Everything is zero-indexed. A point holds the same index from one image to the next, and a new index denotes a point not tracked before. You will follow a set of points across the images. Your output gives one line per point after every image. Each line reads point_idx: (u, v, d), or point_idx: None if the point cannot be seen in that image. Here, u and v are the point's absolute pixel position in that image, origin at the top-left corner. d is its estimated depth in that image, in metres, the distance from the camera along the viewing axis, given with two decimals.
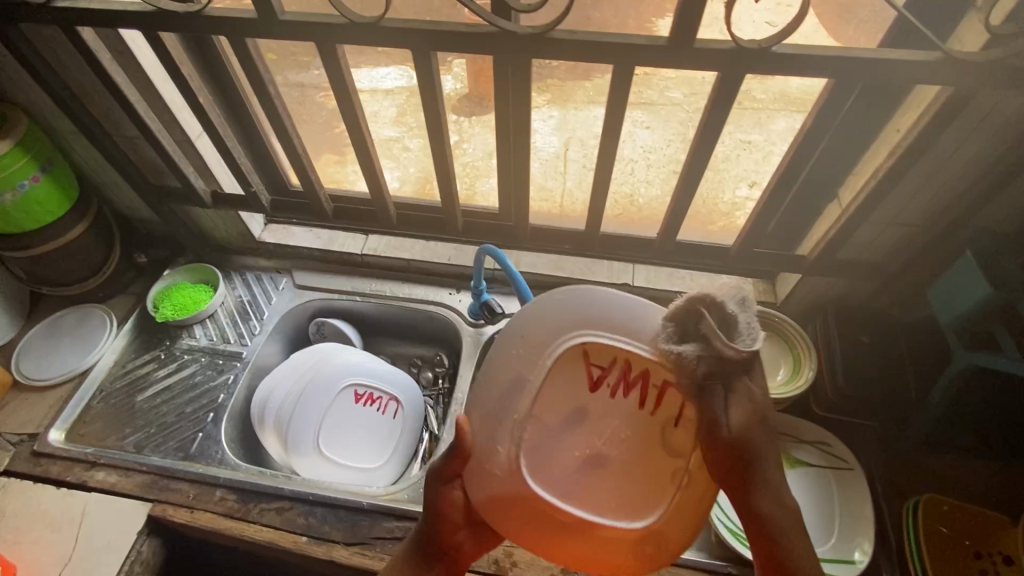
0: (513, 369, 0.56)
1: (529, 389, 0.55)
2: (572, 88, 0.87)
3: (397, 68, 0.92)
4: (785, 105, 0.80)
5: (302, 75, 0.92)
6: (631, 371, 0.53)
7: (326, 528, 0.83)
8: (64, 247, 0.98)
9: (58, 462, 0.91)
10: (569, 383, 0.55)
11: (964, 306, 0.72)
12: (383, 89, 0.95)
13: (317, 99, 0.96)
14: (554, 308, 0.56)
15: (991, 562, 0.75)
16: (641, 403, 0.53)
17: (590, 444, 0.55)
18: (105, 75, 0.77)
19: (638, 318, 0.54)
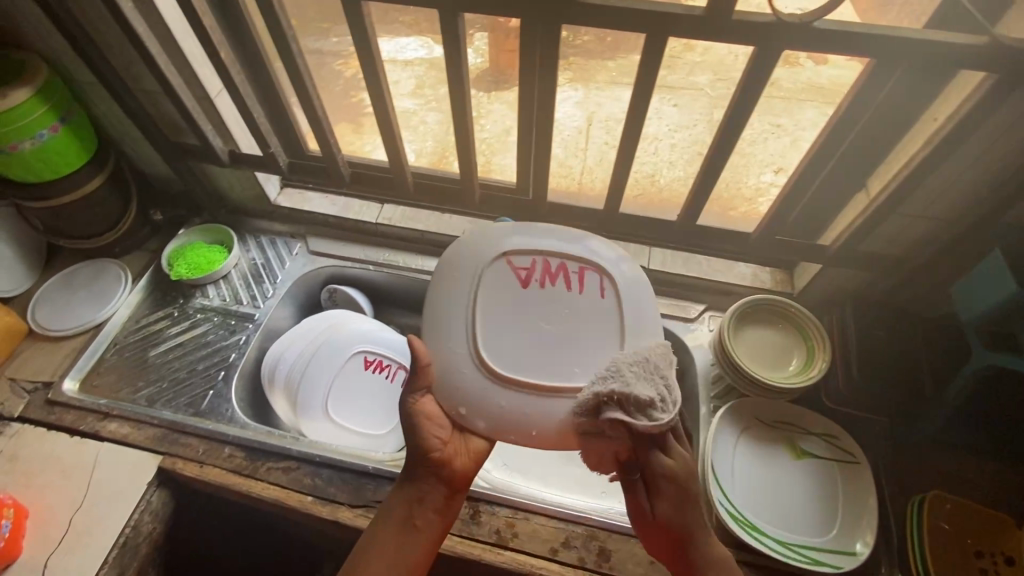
0: (458, 289, 0.67)
1: (476, 299, 0.66)
2: (594, 67, 0.85)
3: (418, 39, 0.88)
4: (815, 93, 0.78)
5: (321, 42, 0.89)
6: (552, 267, 0.68)
7: (332, 489, 0.84)
8: (81, 199, 0.98)
9: (71, 411, 0.92)
10: (508, 282, 0.67)
11: (989, 304, 0.70)
12: (403, 60, 0.91)
13: (334, 67, 0.93)
14: (495, 232, 0.71)
15: (992, 562, 0.74)
16: (568, 287, 0.67)
17: (538, 325, 0.65)
18: (127, 24, 0.76)
19: (578, 240, 0.70)
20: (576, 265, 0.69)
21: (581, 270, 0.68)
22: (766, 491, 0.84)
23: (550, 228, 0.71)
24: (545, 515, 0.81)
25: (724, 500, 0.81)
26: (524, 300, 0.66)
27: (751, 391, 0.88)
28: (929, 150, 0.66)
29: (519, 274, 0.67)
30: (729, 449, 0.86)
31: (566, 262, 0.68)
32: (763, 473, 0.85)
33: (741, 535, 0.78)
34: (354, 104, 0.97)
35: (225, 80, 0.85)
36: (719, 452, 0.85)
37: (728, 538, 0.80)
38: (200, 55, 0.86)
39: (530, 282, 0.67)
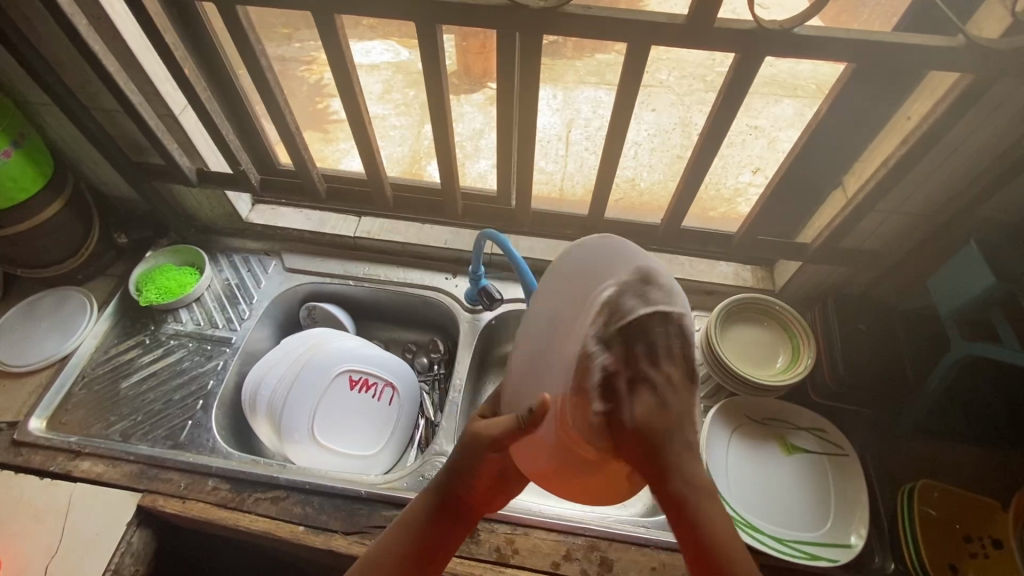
0: (554, 309, 0.47)
1: (560, 328, 0.45)
2: (564, 66, 0.85)
3: (384, 43, 0.89)
4: (772, 89, 0.81)
5: (285, 48, 0.89)
6: (669, 343, 0.46)
7: (324, 517, 0.81)
8: (40, 227, 0.92)
9: (40, 452, 0.87)
10: (581, 314, 0.45)
11: (968, 296, 0.72)
12: (369, 64, 0.91)
13: (299, 73, 0.93)
14: (580, 266, 0.49)
15: (980, 546, 0.76)
16: (662, 364, 0.46)
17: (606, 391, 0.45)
18: (83, 43, 0.72)
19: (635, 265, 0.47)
20: (672, 321, 0.46)
21: (682, 345, 0.47)
22: (760, 490, 0.84)
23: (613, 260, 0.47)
24: (544, 529, 0.80)
25: (720, 501, 0.81)
26: (579, 339, 0.45)
27: (741, 390, 0.88)
28: (905, 148, 0.67)
29: (605, 306, 0.45)
30: (723, 449, 0.86)
31: (673, 327, 0.46)
32: (756, 472, 0.86)
33: (740, 535, 0.78)
34: (321, 110, 0.96)
35: (191, 98, 0.81)
36: (712, 453, 0.85)
37: None
38: (162, 72, 0.82)
39: (617, 323, 0.44)
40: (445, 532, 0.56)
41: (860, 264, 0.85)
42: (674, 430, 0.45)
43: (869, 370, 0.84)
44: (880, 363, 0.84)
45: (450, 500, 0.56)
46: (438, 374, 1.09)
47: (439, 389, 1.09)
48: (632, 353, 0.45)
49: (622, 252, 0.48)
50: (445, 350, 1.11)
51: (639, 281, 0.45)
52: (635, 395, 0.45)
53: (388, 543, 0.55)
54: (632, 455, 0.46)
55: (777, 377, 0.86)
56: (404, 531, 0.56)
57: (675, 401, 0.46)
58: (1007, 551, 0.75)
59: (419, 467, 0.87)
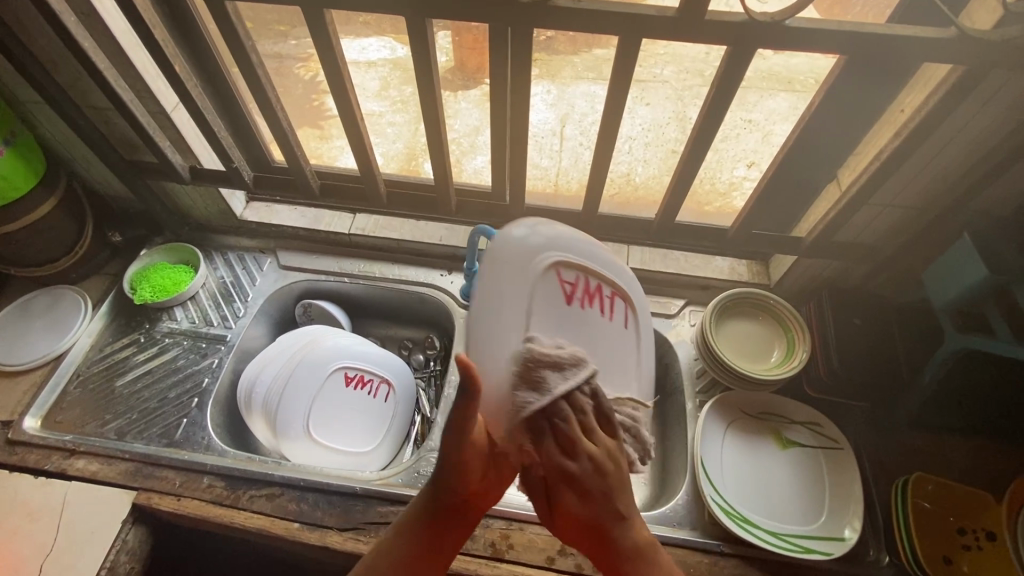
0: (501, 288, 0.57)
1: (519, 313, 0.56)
2: (561, 62, 0.83)
3: (382, 39, 0.83)
4: (774, 85, 0.77)
5: (279, 45, 0.84)
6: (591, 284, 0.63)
7: (319, 514, 0.82)
8: (33, 225, 0.92)
9: (35, 450, 0.87)
10: (549, 295, 0.59)
11: (961, 288, 0.72)
12: (366, 62, 0.86)
13: (293, 71, 0.88)
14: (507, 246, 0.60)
15: (975, 538, 0.76)
16: (603, 313, 0.63)
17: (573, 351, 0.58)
18: (72, 39, 0.71)
19: (591, 254, 0.64)
20: (610, 289, 0.65)
21: (614, 296, 0.65)
22: (754, 484, 0.84)
23: (570, 234, 0.64)
24: (539, 525, 0.80)
25: (715, 495, 0.81)
26: (563, 320, 0.59)
27: (735, 384, 0.88)
28: (898, 141, 0.67)
29: (565, 288, 0.60)
30: (718, 443, 0.86)
31: (603, 283, 0.64)
32: (749, 466, 0.86)
33: (734, 530, 0.78)
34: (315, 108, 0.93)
35: (182, 95, 0.81)
36: (706, 448, 0.85)
37: (721, 533, 0.80)
38: (153, 69, 0.82)
39: (575, 299, 0.60)
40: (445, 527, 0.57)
41: (855, 257, 0.85)
42: (609, 513, 0.52)
43: (863, 364, 0.84)
44: (875, 357, 0.84)
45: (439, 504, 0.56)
46: (434, 370, 1.09)
47: (434, 385, 1.09)
48: (557, 415, 0.52)
49: (557, 235, 0.62)
50: (441, 347, 1.11)
51: (570, 257, 0.62)
52: (578, 460, 0.51)
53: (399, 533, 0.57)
54: (579, 529, 0.53)
55: (773, 371, 0.86)
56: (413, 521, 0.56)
57: (614, 476, 0.52)
58: (1000, 543, 0.75)
59: (414, 463, 0.87)
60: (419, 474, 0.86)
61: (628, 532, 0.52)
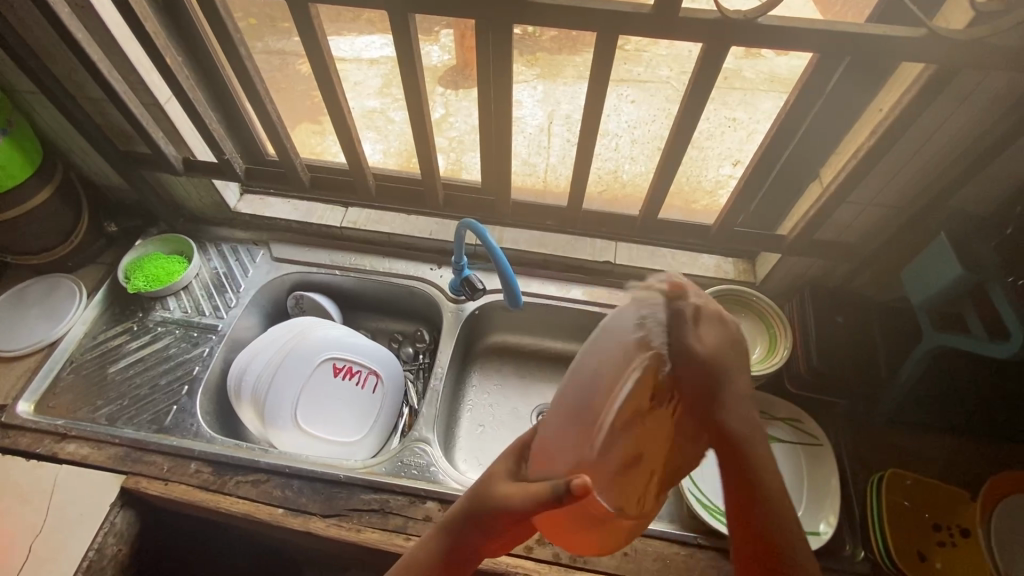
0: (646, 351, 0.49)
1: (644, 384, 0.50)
2: (562, 62, 0.85)
3: (382, 36, 0.88)
4: (771, 86, 0.79)
5: (282, 41, 0.88)
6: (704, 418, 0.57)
7: (303, 500, 0.83)
8: (29, 214, 0.94)
9: (27, 434, 0.89)
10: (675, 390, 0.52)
11: (936, 287, 0.72)
12: (367, 58, 0.91)
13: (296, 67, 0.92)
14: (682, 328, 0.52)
15: (949, 534, 0.77)
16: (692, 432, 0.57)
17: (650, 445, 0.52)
18: (66, 30, 0.73)
19: None
20: None
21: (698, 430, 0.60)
22: None
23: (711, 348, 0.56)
24: None
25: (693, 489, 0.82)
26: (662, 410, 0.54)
27: None
28: (874, 139, 0.68)
29: None
30: None
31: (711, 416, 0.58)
32: None
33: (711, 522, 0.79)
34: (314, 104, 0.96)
35: (174, 87, 0.83)
36: None
37: (698, 526, 0.81)
38: (146, 61, 0.83)
39: None
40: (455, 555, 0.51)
41: (837, 256, 0.85)
42: (732, 365, 0.49)
43: (843, 361, 0.85)
44: (855, 355, 0.85)
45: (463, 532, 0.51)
46: (423, 363, 1.10)
47: (423, 377, 1.10)
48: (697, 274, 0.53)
49: None
50: (430, 340, 1.12)
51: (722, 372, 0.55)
52: (700, 328, 0.49)
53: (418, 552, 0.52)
54: (692, 393, 0.48)
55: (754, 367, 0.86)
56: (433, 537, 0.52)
57: (732, 354, 0.49)
58: (974, 539, 0.76)
59: (399, 452, 0.89)
60: (402, 463, 0.88)
61: (757, 450, 0.48)
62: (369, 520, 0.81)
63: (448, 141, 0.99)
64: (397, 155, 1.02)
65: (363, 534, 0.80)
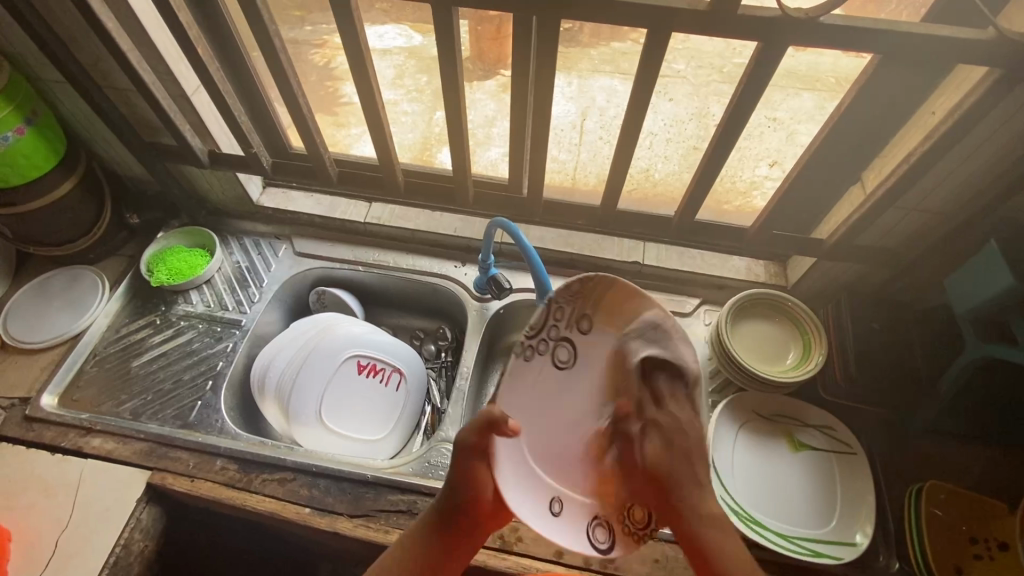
0: None
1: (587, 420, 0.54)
2: (578, 54, 0.86)
3: (397, 27, 0.92)
4: (791, 82, 0.80)
5: (295, 30, 0.93)
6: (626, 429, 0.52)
7: (330, 500, 0.82)
8: (54, 204, 0.93)
9: (51, 428, 0.88)
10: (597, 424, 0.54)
11: (985, 296, 0.71)
12: (382, 49, 0.94)
13: (311, 57, 0.95)
14: None
15: (987, 547, 0.75)
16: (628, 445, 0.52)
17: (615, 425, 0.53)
18: (96, 19, 0.72)
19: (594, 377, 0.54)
20: None
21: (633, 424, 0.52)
22: (767, 485, 0.84)
23: None
24: None
25: (726, 496, 0.80)
26: None
27: (748, 385, 0.88)
28: (929, 144, 0.65)
29: None
30: (729, 443, 0.86)
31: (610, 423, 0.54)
32: (765, 469, 0.85)
33: (744, 530, 0.78)
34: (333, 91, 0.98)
35: (203, 78, 0.81)
36: (719, 449, 0.85)
37: None
38: (176, 51, 0.82)
39: None
40: (457, 545, 0.55)
41: (877, 262, 0.84)
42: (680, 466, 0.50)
43: (880, 369, 0.83)
44: (892, 363, 0.83)
45: (471, 522, 0.54)
46: (446, 361, 1.09)
47: (446, 376, 1.09)
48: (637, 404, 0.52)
49: None
50: (452, 338, 1.11)
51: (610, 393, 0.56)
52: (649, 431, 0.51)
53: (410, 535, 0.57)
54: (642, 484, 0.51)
55: (789, 373, 0.85)
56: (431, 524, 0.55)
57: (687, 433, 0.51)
58: (1013, 553, 0.74)
59: (425, 453, 0.87)
60: (429, 464, 0.87)
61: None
62: (397, 521, 0.80)
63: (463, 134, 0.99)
64: (426, 151, 1.00)
65: (390, 535, 0.79)
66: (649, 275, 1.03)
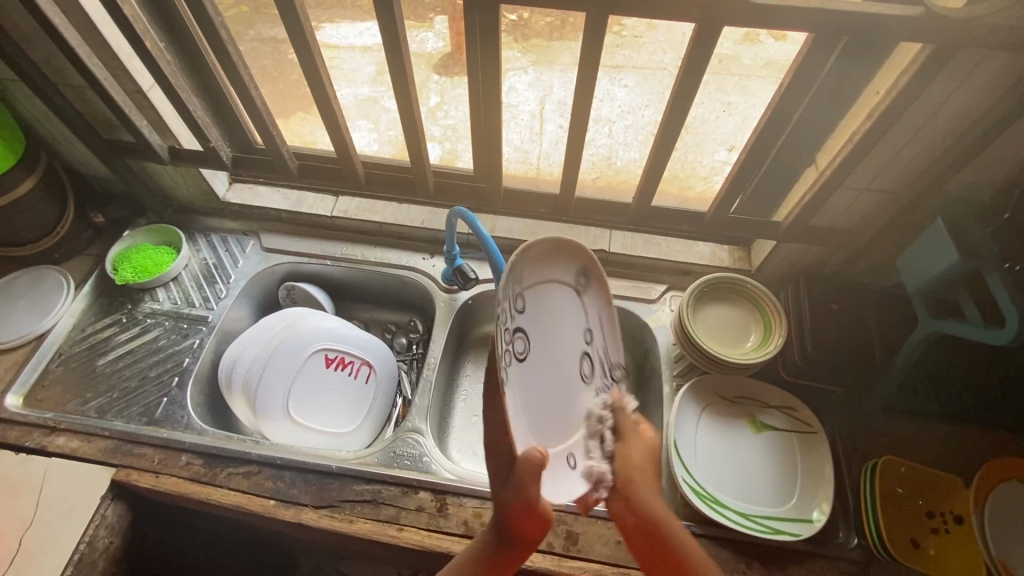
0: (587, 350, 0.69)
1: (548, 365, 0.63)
2: (559, 49, 0.83)
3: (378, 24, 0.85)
4: (765, 72, 0.78)
5: (274, 29, 0.86)
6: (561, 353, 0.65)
7: (295, 491, 0.83)
8: (13, 204, 0.92)
9: (16, 427, 0.88)
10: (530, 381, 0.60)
11: (932, 273, 0.71)
12: (361, 45, 0.89)
13: (290, 56, 0.90)
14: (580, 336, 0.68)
15: (942, 521, 0.77)
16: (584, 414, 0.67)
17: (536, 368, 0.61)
18: (41, 14, 0.71)
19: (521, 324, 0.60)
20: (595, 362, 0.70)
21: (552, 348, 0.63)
22: (729, 466, 0.85)
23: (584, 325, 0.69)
24: None
25: (686, 476, 0.81)
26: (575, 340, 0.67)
27: (711, 368, 0.88)
28: (870, 123, 0.66)
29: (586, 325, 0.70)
30: (692, 426, 0.87)
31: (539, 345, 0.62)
32: (726, 450, 0.86)
33: (703, 509, 0.79)
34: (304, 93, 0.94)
35: (156, 74, 0.81)
36: (681, 431, 0.86)
37: (692, 514, 0.81)
38: (127, 46, 0.82)
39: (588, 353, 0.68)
40: (506, 550, 0.61)
41: (832, 243, 0.85)
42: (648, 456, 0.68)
43: (838, 349, 0.84)
44: (849, 342, 0.84)
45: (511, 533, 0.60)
46: (417, 354, 1.10)
47: (417, 368, 1.09)
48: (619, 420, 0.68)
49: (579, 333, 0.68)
50: (423, 331, 1.11)
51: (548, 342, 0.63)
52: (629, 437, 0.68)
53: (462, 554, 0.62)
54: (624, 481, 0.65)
55: (747, 354, 0.86)
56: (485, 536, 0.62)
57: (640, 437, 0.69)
58: (967, 527, 0.76)
59: (392, 442, 0.88)
60: (395, 454, 0.87)
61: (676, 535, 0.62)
62: (361, 510, 0.81)
63: (443, 129, 0.96)
64: (390, 143, 1.00)
65: (355, 525, 0.80)
66: (615, 262, 1.04)
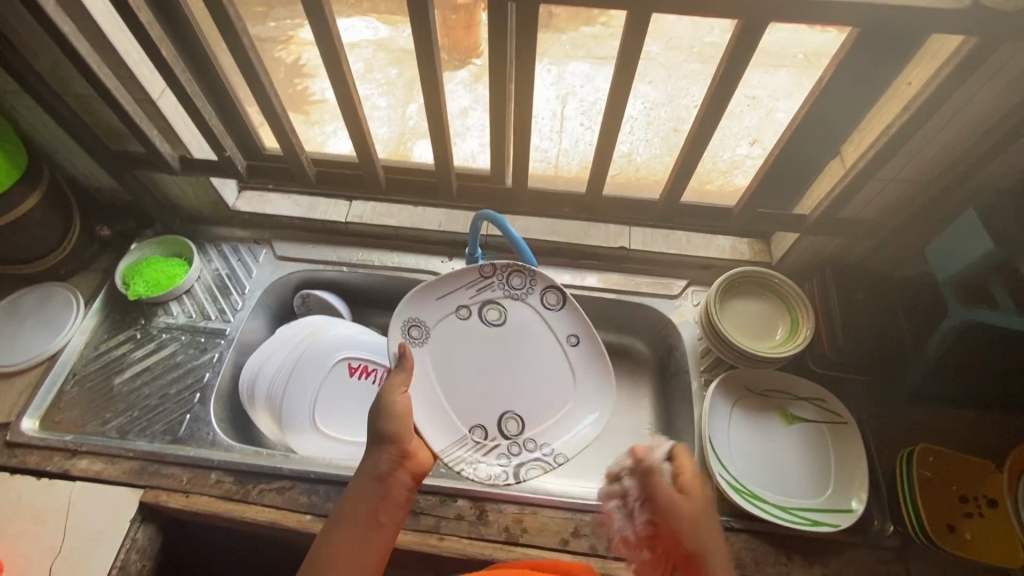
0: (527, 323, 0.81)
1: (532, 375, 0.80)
2: (550, 40, 0.85)
3: (365, 20, 0.93)
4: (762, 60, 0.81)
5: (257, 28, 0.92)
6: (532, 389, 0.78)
7: (330, 505, 0.81)
8: (20, 221, 0.89)
9: (35, 452, 0.86)
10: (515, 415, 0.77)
11: (963, 264, 0.72)
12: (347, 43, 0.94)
13: (276, 53, 0.94)
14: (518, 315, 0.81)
15: (977, 505, 0.78)
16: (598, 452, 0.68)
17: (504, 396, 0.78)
18: (52, 24, 0.68)
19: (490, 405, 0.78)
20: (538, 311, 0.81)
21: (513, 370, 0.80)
22: (765, 460, 0.85)
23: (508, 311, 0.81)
24: (552, 508, 0.81)
25: (723, 472, 0.82)
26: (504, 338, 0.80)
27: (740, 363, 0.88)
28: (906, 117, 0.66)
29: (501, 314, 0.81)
30: (725, 420, 0.87)
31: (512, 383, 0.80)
32: (761, 444, 0.86)
33: (743, 505, 0.79)
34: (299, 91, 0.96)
35: (170, 82, 0.78)
36: (715, 427, 0.86)
37: (731, 509, 0.81)
38: (137, 53, 0.79)
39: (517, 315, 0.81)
40: (388, 511, 0.62)
41: (857, 234, 0.85)
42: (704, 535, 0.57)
43: (867, 341, 0.85)
44: (878, 333, 0.85)
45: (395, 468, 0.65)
46: None
47: None
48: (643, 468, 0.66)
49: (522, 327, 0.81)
50: None
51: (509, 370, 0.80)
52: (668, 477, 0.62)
53: (355, 500, 0.62)
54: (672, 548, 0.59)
55: (777, 348, 0.86)
56: (369, 478, 0.64)
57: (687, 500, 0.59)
58: (1002, 509, 0.77)
59: None
60: None
61: None
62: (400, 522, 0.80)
63: None
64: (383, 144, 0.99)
65: None
66: (637, 259, 1.03)
